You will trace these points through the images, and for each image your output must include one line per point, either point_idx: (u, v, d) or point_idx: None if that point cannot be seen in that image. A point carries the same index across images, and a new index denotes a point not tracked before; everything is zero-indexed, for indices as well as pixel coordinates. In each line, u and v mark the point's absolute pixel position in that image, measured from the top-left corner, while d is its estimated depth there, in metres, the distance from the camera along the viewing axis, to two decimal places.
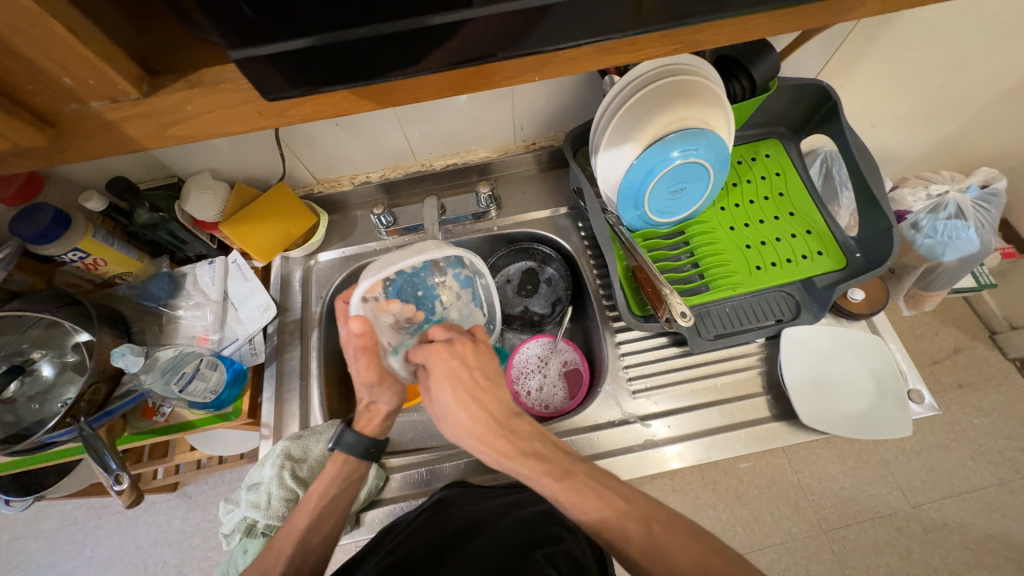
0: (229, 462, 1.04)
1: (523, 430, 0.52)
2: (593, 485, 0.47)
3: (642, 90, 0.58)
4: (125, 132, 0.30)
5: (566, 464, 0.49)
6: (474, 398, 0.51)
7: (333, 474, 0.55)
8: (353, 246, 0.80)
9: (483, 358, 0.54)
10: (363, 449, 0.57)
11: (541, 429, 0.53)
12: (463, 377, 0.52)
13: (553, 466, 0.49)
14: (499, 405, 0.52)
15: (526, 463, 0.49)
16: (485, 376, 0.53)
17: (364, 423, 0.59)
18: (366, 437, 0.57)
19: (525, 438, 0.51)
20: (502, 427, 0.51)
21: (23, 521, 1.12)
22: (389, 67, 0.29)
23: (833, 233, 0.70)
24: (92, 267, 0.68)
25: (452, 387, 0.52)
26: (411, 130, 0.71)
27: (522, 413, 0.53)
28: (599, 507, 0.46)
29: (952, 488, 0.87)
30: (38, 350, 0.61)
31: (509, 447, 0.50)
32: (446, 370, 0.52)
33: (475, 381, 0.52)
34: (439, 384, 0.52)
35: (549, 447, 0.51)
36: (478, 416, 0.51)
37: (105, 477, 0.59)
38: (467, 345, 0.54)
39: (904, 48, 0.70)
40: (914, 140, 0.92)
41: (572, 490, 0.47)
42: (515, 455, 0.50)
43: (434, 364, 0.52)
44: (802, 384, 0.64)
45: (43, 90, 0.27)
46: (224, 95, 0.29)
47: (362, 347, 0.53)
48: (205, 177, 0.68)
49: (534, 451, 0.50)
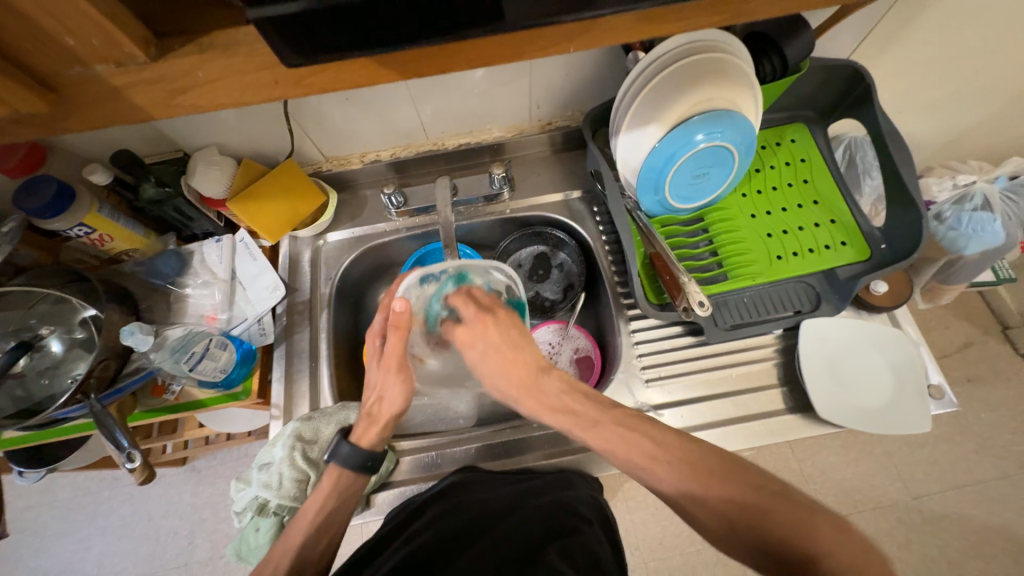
0: (236, 439, 1.05)
1: (552, 387, 0.53)
2: (620, 432, 0.47)
3: (668, 66, 0.55)
4: (132, 100, 0.28)
5: (594, 414, 0.49)
6: (502, 365, 0.56)
7: (329, 490, 0.55)
8: (362, 227, 0.78)
9: (502, 328, 0.57)
10: (358, 462, 0.55)
11: (574, 382, 0.53)
12: (489, 350, 0.56)
13: (581, 419, 0.50)
14: (524, 368, 0.55)
15: (557, 416, 0.52)
16: (507, 345, 0.56)
17: (361, 432, 0.57)
18: (358, 449, 0.55)
19: (556, 395, 0.52)
20: (531, 387, 0.54)
21: (36, 491, 1.14)
22: (409, 37, 0.26)
23: (858, 222, 0.67)
24: (98, 243, 0.66)
25: (482, 361, 0.57)
26: (423, 106, 0.68)
27: (551, 370, 0.54)
28: (629, 449, 0.46)
29: (956, 480, 0.87)
30: (46, 326, 0.61)
31: (540, 405, 0.53)
32: (474, 349, 0.58)
33: (501, 349, 0.56)
34: (473, 361, 0.58)
35: (578, 398, 0.51)
36: (510, 378, 0.55)
37: (116, 454, 0.59)
38: (485, 320, 0.57)
39: (945, 28, 0.66)
40: (944, 127, 0.89)
41: (599, 437, 0.48)
42: (546, 412, 0.53)
43: (463, 346, 0.58)
44: (821, 376, 0.63)
45: (42, 50, 0.25)
46: (239, 61, 0.27)
47: (397, 326, 0.55)
48: (212, 151, 0.66)
49: (563, 407, 0.51)
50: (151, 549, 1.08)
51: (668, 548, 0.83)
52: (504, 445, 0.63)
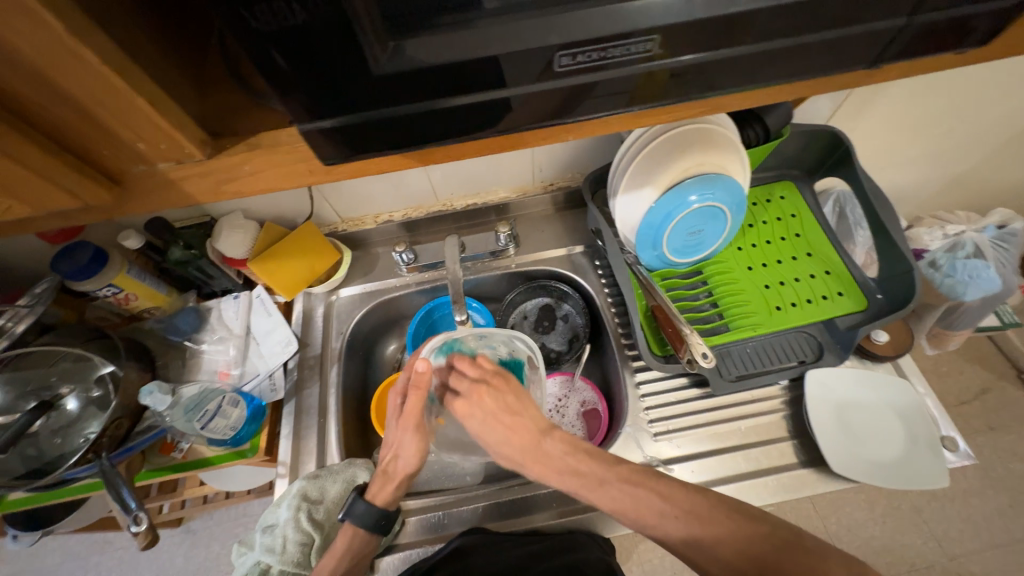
0: (238, 498, 1.03)
1: (555, 450, 0.53)
2: (626, 489, 0.48)
3: (660, 137, 0.61)
4: (184, 188, 0.31)
5: (599, 473, 0.50)
6: (504, 433, 0.55)
7: (340, 552, 0.55)
8: (373, 283, 0.81)
9: (497, 396, 0.57)
10: (374, 521, 0.55)
11: (575, 441, 0.53)
12: (488, 420, 0.56)
13: (587, 479, 0.50)
14: (526, 432, 0.55)
15: (564, 478, 0.52)
16: (507, 412, 0.56)
17: (376, 489, 0.57)
18: (374, 508, 0.55)
19: (559, 458, 0.52)
20: (534, 452, 0.54)
21: (27, 556, 1.10)
22: (430, 136, 0.31)
23: (853, 273, 0.70)
24: (124, 302, 0.70)
25: (483, 429, 0.57)
26: (434, 172, 0.74)
27: (553, 432, 0.54)
28: (638, 508, 0.47)
29: (991, 539, 0.82)
30: (66, 385, 0.63)
31: (545, 469, 0.53)
32: (473, 419, 0.57)
33: (498, 415, 0.56)
34: (475, 430, 0.57)
35: (582, 458, 0.52)
36: (512, 443, 0.55)
37: (123, 517, 0.58)
38: (481, 389, 0.57)
39: (912, 96, 0.72)
40: (928, 180, 0.93)
41: (608, 498, 0.49)
42: (552, 476, 0.52)
43: (462, 417, 0.58)
44: (829, 429, 0.62)
45: (115, 153, 0.29)
46: (280, 156, 0.31)
47: (418, 388, 0.57)
48: (236, 216, 0.71)
49: (568, 468, 0.52)
50: None
51: None
52: (513, 504, 0.62)
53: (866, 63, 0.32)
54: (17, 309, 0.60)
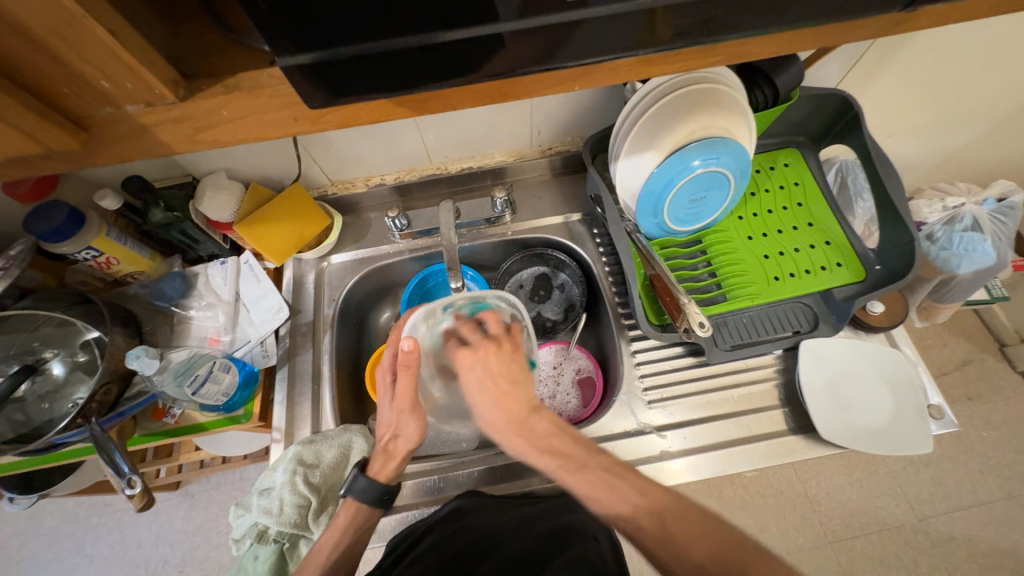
0: (232, 462, 1.04)
1: (541, 428, 0.51)
2: (603, 476, 0.44)
3: (666, 96, 0.57)
4: (157, 136, 0.29)
5: (582, 457, 0.46)
6: (496, 400, 0.54)
7: (344, 526, 0.54)
8: (365, 249, 0.79)
9: (505, 360, 0.56)
10: (375, 497, 0.56)
11: (561, 424, 0.51)
12: (484, 378, 0.56)
13: (568, 461, 0.47)
14: (517, 405, 0.53)
15: (543, 458, 0.48)
16: (506, 378, 0.55)
17: (378, 466, 0.58)
18: (375, 483, 0.56)
19: (543, 436, 0.50)
20: (521, 426, 0.52)
21: (24, 518, 1.11)
22: (423, 79, 0.28)
23: (853, 244, 0.69)
24: (105, 265, 0.67)
25: (477, 386, 0.56)
26: (428, 132, 0.70)
27: (543, 411, 0.53)
28: (617, 502, 0.42)
29: (960, 501, 0.86)
30: (49, 349, 0.61)
31: (525, 443, 0.50)
32: (471, 371, 0.57)
33: (495, 381, 0.55)
34: (467, 383, 0.57)
35: (565, 442, 0.49)
36: (500, 416, 0.53)
37: (117, 480, 0.58)
38: (491, 348, 0.57)
39: (925, 59, 0.70)
40: (932, 151, 0.92)
41: (587, 484, 0.44)
42: (532, 452, 0.49)
43: (461, 366, 0.58)
44: (820, 397, 0.63)
45: (77, 93, 0.26)
46: (260, 100, 0.28)
47: (406, 366, 0.55)
48: (220, 177, 0.68)
49: (548, 447, 0.49)
50: None
51: None
52: (506, 468, 0.63)
53: (898, 5, 0.29)
54: None
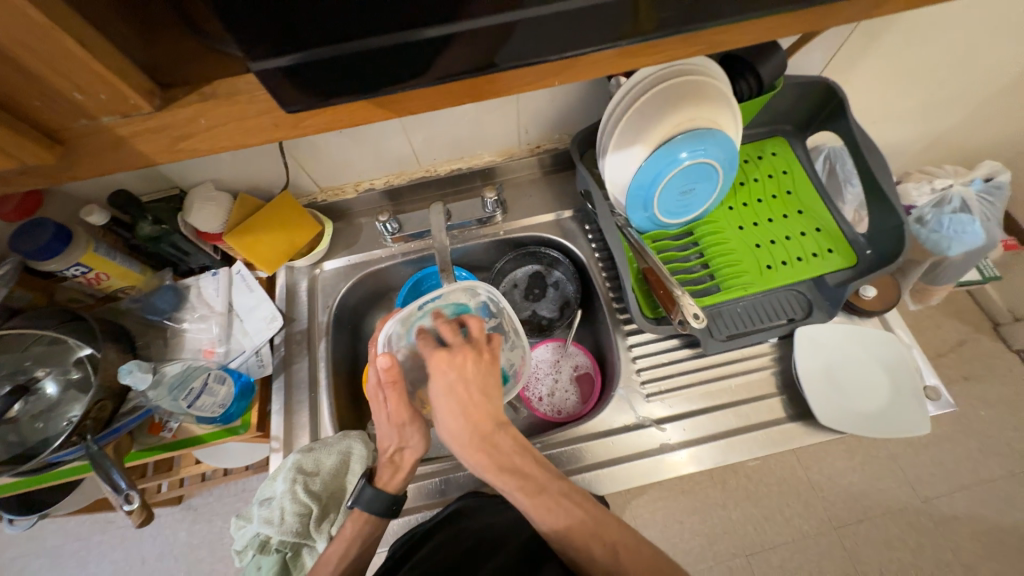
0: (234, 474, 1.03)
1: (505, 445, 0.54)
2: (563, 504, 0.50)
3: (651, 90, 0.57)
4: (136, 147, 0.29)
5: (542, 480, 0.52)
6: (465, 412, 0.54)
7: (352, 536, 0.54)
8: (358, 254, 0.79)
9: (480, 370, 0.55)
10: (383, 508, 0.55)
11: (526, 444, 0.55)
12: (457, 386, 0.55)
13: (528, 483, 0.52)
14: (484, 419, 0.54)
15: (503, 476, 0.52)
16: (477, 389, 0.55)
17: (387, 477, 0.58)
18: (385, 493, 0.56)
19: (506, 453, 0.54)
20: (487, 440, 0.54)
21: (26, 539, 1.10)
22: (403, 79, 0.28)
23: (842, 229, 0.69)
24: (95, 281, 0.67)
25: (446, 394, 0.55)
26: (415, 135, 0.70)
27: (508, 427, 0.55)
28: (570, 525, 0.49)
29: (961, 480, 0.87)
30: (42, 368, 0.61)
31: (488, 458, 0.53)
32: (443, 378, 0.55)
33: (467, 394, 0.55)
34: (435, 389, 0.55)
35: (527, 462, 0.53)
36: (466, 429, 0.54)
37: (114, 497, 0.58)
38: (468, 354, 0.55)
39: (906, 44, 0.70)
40: (918, 134, 0.92)
41: (542, 507, 0.50)
42: (493, 469, 0.53)
43: (433, 370, 0.55)
44: (817, 382, 0.63)
45: (51, 106, 0.26)
46: (239, 107, 0.28)
47: (390, 382, 0.56)
48: (208, 188, 0.67)
49: (512, 466, 0.53)
50: None
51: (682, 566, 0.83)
52: None
53: None
54: None
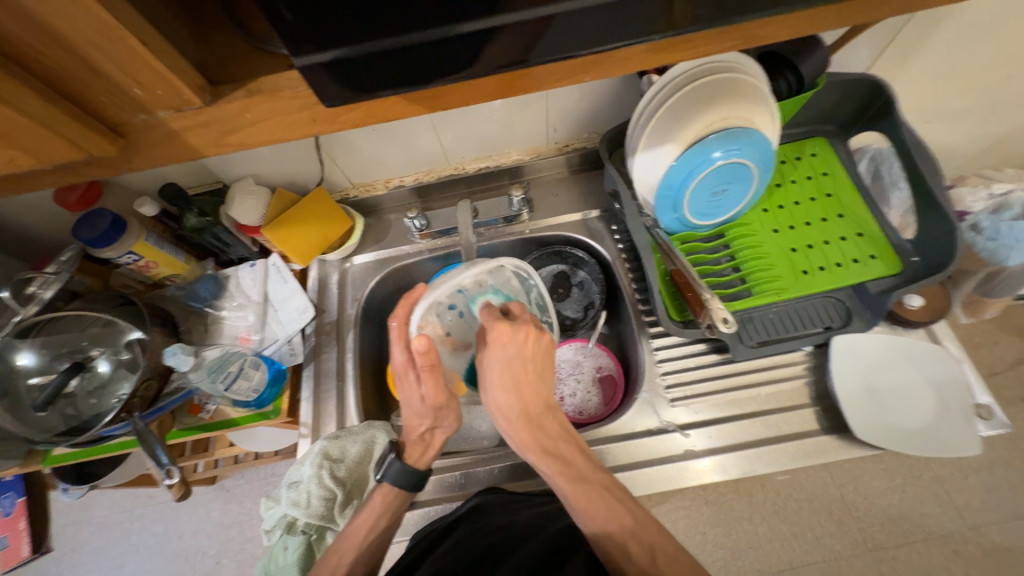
0: (264, 459, 1.08)
1: (550, 428, 0.56)
2: (604, 496, 0.51)
3: (683, 88, 0.56)
4: (187, 140, 0.31)
5: (583, 469, 0.53)
6: (519, 390, 0.55)
7: (381, 509, 0.56)
8: (386, 250, 0.81)
9: (539, 349, 0.55)
10: (411, 483, 0.57)
11: (571, 432, 0.56)
12: (514, 362, 0.54)
13: (570, 470, 0.53)
14: (534, 398, 0.56)
15: (545, 459, 0.54)
16: (532, 370, 0.55)
17: (417, 455, 0.59)
18: (413, 469, 0.57)
19: (551, 436, 0.55)
20: (532, 421, 0.56)
21: (77, 508, 1.18)
22: (436, 74, 0.29)
23: (887, 235, 0.66)
24: (145, 269, 0.71)
25: (503, 368, 0.54)
26: (445, 133, 0.71)
27: (555, 412, 0.57)
28: (607, 518, 0.49)
29: (1016, 509, 0.81)
30: (96, 348, 0.64)
31: (533, 439, 0.55)
32: (502, 352, 0.54)
33: (522, 370, 0.55)
34: (492, 360, 0.54)
35: (571, 449, 0.55)
36: (516, 406, 0.55)
37: (157, 470, 0.62)
38: (532, 333, 0.53)
39: (965, 38, 0.66)
40: (975, 136, 0.86)
41: (582, 496, 0.51)
42: (536, 450, 0.55)
43: (494, 342, 0.53)
44: (854, 393, 0.60)
45: (115, 101, 0.28)
46: (282, 102, 0.30)
47: (426, 365, 0.53)
48: (249, 182, 0.70)
49: (554, 451, 0.54)
50: (181, 568, 1.10)
51: None
52: (527, 466, 0.63)
53: None
54: (45, 276, 0.61)
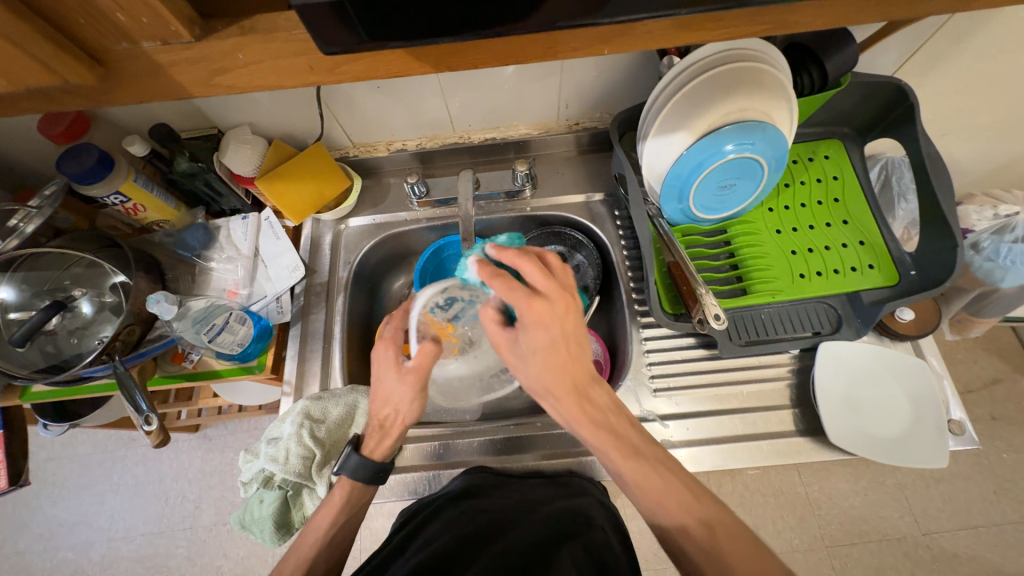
0: (248, 411, 1.09)
1: (602, 400, 0.47)
2: (660, 472, 0.46)
3: (704, 73, 0.54)
4: (173, 77, 0.29)
5: (636, 443, 0.47)
6: (561, 363, 0.44)
7: (342, 503, 0.55)
8: (383, 214, 0.79)
9: (579, 322, 0.44)
10: (369, 475, 0.56)
11: (618, 401, 0.49)
12: (553, 342, 0.43)
13: (624, 444, 0.47)
14: (581, 372, 0.45)
15: (598, 434, 0.47)
16: (568, 340, 0.44)
17: (375, 443, 0.56)
18: (370, 462, 0.55)
19: (601, 410, 0.47)
20: (582, 393, 0.46)
21: (60, 444, 1.19)
22: (443, 30, 0.27)
23: (888, 246, 0.65)
24: (132, 212, 0.69)
25: (545, 349, 0.44)
26: (453, 99, 0.68)
27: (603, 381, 0.48)
28: (666, 496, 0.45)
29: (969, 520, 0.84)
30: (78, 288, 0.63)
31: (582, 416, 0.46)
32: (535, 329, 0.43)
33: (568, 343, 0.44)
34: (527, 338, 0.43)
35: (622, 422, 0.48)
36: (559, 380, 0.45)
37: (135, 416, 0.60)
38: (563, 304, 0.43)
39: (997, 51, 0.64)
40: (988, 154, 0.85)
41: (634, 471, 0.46)
42: (586, 424, 0.47)
43: (527, 324, 0.43)
44: (835, 401, 0.61)
45: (94, 25, 0.26)
46: (276, 45, 0.28)
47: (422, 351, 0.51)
48: (244, 130, 0.68)
49: (608, 425, 0.47)
50: (160, 511, 1.12)
51: (662, 559, 0.85)
52: (509, 443, 0.65)
53: None
54: (27, 209, 0.60)
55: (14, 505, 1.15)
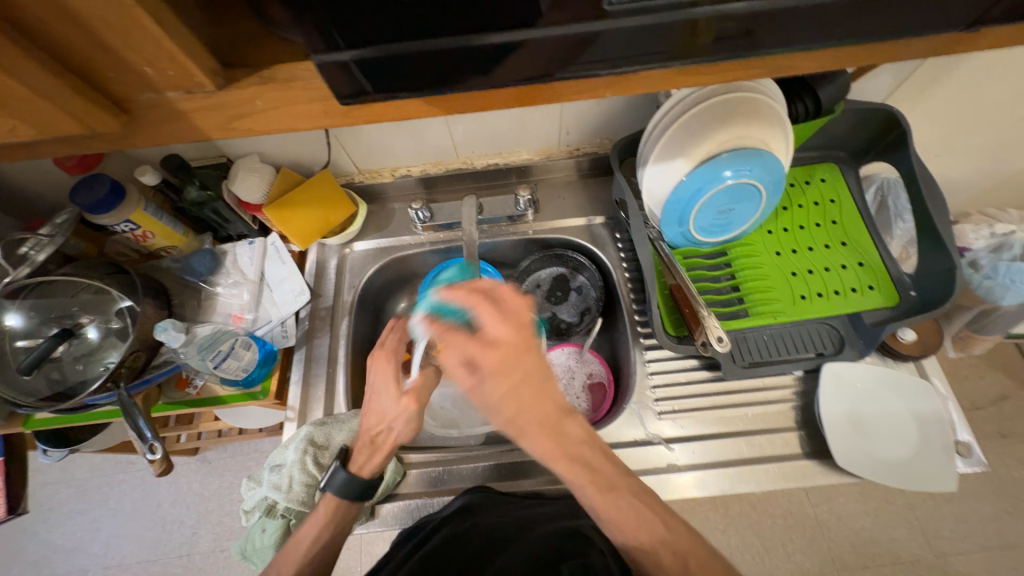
0: (249, 434, 1.08)
1: (574, 432, 0.46)
2: (637, 506, 0.45)
3: (700, 104, 0.56)
4: (193, 121, 0.30)
5: (611, 476, 0.46)
6: (527, 403, 0.43)
7: (325, 519, 0.54)
8: (387, 238, 0.80)
9: (534, 360, 0.44)
10: (357, 491, 0.55)
11: (592, 431, 0.47)
12: (514, 385, 0.42)
13: (599, 477, 0.45)
14: (549, 409, 0.44)
15: (570, 468, 0.45)
16: (533, 379, 0.43)
17: (363, 459, 0.55)
18: (357, 478, 0.54)
19: (574, 441, 0.45)
20: (553, 428, 0.44)
21: (57, 469, 1.18)
22: (455, 79, 0.28)
23: (888, 267, 0.66)
24: (142, 239, 0.70)
25: (508, 394, 0.42)
26: (456, 128, 0.71)
27: (575, 413, 0.46)
28: (640, 528, 0.45)
29: (983, 541, 0.82)
30: (85, 315, 0.64)
31: (556, 449, 0.44)
32: (498, 372, 0.42)
33: (529, 379, 0.43)
34: (492, 388, 0.42)
35: (597, 455, 0.46)
36: (528, 418, 0.43)
37: (139, 444, 0.60)
38: (519, 343, 0.43)
39: (983, 78, 0.66)
40: (982, 174, 0.87)
41: (611, 505, 0.45)
42: (558, 458, 0.45)
43: (486, 369, 0.42)
44: (841, 422, 0.61)
45: (122, 77, 0.27)
46: (295, 93, 0.29)
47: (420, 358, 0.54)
48: (253, 160, 0.69)
49: (582, 459, 0.45)
50: (157, 536, 1.10)
51: None
52: (513, 467, 0.65)
53: (963, 24, 0.29)
54: (38, 237, 0.60)
55: (9, 531, 1.13)
